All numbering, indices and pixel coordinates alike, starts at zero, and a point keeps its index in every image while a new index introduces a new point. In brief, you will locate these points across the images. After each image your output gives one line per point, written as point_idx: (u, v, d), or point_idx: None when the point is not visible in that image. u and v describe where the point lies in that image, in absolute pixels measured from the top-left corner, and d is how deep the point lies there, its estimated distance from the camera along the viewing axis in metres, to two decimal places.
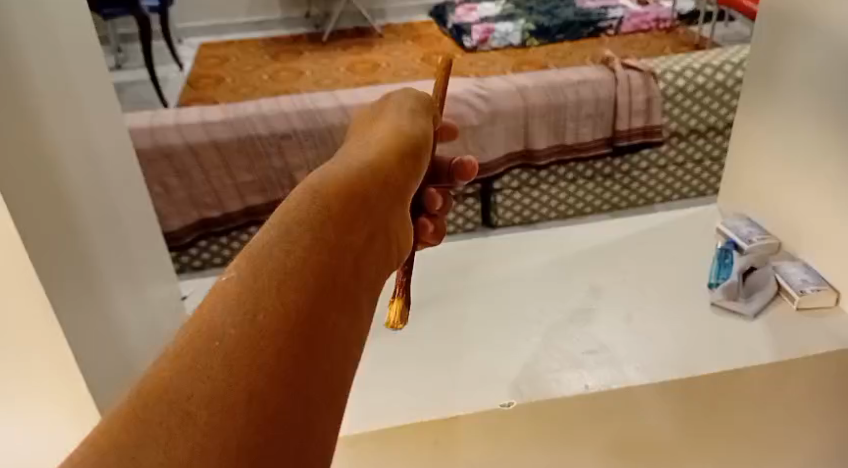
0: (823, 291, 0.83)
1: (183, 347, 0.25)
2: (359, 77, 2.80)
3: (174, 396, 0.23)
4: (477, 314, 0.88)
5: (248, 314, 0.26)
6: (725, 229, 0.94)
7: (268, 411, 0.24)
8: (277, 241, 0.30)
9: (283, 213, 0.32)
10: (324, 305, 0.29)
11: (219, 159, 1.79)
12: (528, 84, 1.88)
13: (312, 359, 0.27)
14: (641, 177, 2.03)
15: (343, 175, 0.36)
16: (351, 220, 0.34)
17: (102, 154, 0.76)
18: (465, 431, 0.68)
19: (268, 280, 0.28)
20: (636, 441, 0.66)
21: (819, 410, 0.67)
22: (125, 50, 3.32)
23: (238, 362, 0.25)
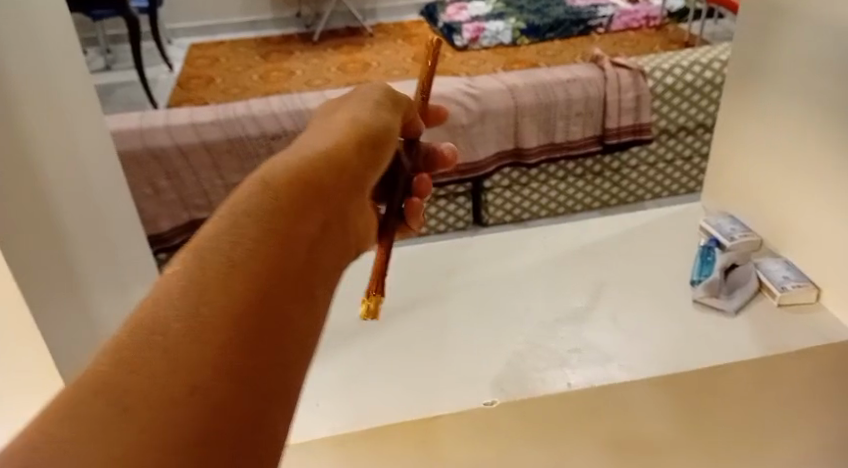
0: (804, 288, 0.77)
1: (123, 339, 0.24)
2: (350, 76, 2.79)
3: (113, 387, 0.23)
4: (458, 313, 0.82)
5: (193, 306, 0.26)
6: (706, 225, 0.86)
7: (213, 406, 0.24)
8: (224, 231, 0.29)
9: (229, 207, 0.30)
10: (274, 298, 0.28)
11: (209, 160, 1.77)
12: (518, 83, 1.88)
13: (259, 350, 0.26)
14: (632, 175, 2.04)
15: (296, 168, 0.35)
16: (302, 213, 0.32)
17: (90, 156, 0.76)
18: (446, 430, 0.65)
19: (215, 274, 0.27)
20: (633, 440, 0.63)
21: (814, 404, 0.65)
22: (113, 51, 3.29)
23: (182, 355, 0.24)
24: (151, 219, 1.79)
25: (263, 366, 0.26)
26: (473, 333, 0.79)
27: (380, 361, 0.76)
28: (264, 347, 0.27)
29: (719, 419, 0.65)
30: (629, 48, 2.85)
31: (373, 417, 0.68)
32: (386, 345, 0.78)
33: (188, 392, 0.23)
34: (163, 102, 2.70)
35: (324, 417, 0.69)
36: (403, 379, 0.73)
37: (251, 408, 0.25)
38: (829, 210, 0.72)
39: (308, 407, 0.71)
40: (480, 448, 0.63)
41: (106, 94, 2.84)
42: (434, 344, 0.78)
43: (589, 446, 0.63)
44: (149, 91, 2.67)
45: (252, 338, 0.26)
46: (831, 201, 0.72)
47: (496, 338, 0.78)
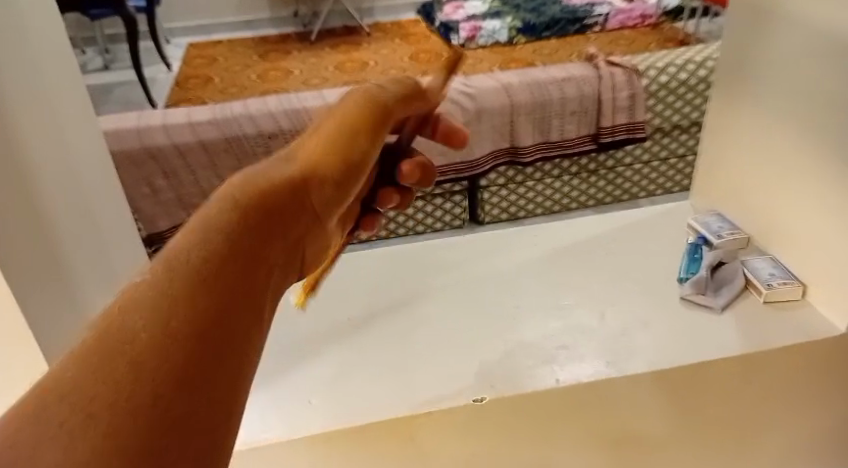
0: (790, 285, 0.78)
1: (94, 347, 0.27)
2: (347, 75, 2.80)
3: (79, 394, 0.25)
4: (449, 312, 0.83)
5: (160, 319, 0.28)
6: (694, 222, 0.88)
7: (162, 409, 0.26)
8: (194, 247, 0.31)
9: (200, 224, 0.33)
10: (235, 312, 0.30)
11: (206, 158, 1.78)
12: (514, 81, 1.88)
13: (217, 361, 0.28)
14: (626, 173, 2.05)
15: (262, 191, 0.37)
16: (264, 235, 0.35)
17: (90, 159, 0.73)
18: (425, 430, 0.66)
19: (182, 288, 0.29)
20: (621, 435, 0.65)
21: (801, 403, 0.65)
22: (112, 51, 3.30)
23: (145, 366, 0.26)
24: (149, 218, 1.81)
25: (217, 372, 0.28)
26: (466, 327, 0.81)
27: (372, 359, 0.77)
28: (219, 354, 0.29)
29: (709, 412, 0.66)
30: (624, 47, 2.86)
31: (356, 415, 0.69)
32: (379, 339, 0.80)
33: (140, 396, 0.26)
34: (162, 101, 2.71)
35: (316, 413, 0.71)
36: (396, 374, 0.75)
37: (200, 411, 0.27)
38: (821, 208, 0.72)
39: (300, 403, 0.73)
40: (478, 447, 0.64)
41: (105, 93, 2.85)
42: (424, 341, 0.79)
43: (585, 447, 0.64)
44: (148, 91, 2.69)
45: (207, 345, 0.28)
46: (825, 199, 0.72)
47: (485, 334, 0.79)
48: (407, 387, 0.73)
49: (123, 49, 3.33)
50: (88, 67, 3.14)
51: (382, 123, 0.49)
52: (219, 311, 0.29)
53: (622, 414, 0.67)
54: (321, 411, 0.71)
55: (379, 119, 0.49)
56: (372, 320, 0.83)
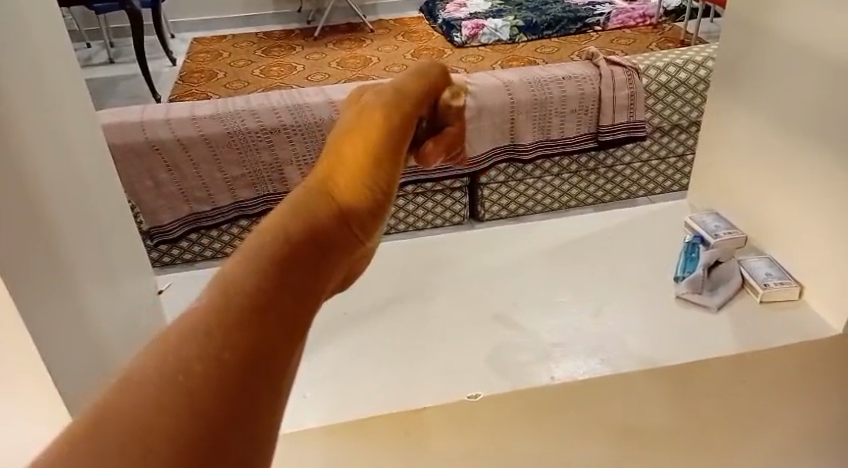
0: (787, 285, 0.79)
1: (149, 368, 0.26)
2: (350, 71, 2.80)
3: (132, 421, 0.24)
4: (447, 306, 0.84)
5: (214, 349, 0.27)
6: (691, 221, 0.88)
7: (205, 441, 0.25)
8: (248, 274, 0.29)
9: (248, 252, 0.29)
10: (282, 347, 0.28)
11: (208, 152, 1.79)
12: (514, 79, 1.89)
13: (262, 395, 0.27)
14: (625, 171, 2.06)
15: (300, 220, 0.31)
16: (307, 265, 0.31)
17: (102, 176, 0.68)
18: (436, 426, 0.69)
19: (236, 318, 0.28)
20: (626, 427, 0.68)
21: (802, 400, 0.69)
22: (116, 44, 3.31)
23: (196, 399, 0.25)
24: (152, 212, 1.82)
25: (256, 399, 0.27)
26: (463, 321, 0.82)
27: (371, 357, 0.78)
28: (260, 376, 0.27)
29: (705, 404, 0.70)
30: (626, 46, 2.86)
31: (351, 408, 0.71)
32: (377, 331, 0.81)
33: (187, 430, 0.25)
34: (165, 95, 2.72)
35: (312, 409, 0.72)
36: (395, 367, 0.76)
37: (238, 446, 0.26)
38: (821, 210, 0.73)
39: (296, 397, 0.73)
40: (477, 440, 0.67)
41: (108, 86, 2.87)
42: (420, 336, 0.80)
43: (590, 442, 0.67)
44: (152, 85, 2.70)
45: (254, 379, 0.27)
46: (825, 200, 0.72)
47: (484, 332, 0.80)
48: (405, 380, 0.74)
49: (127, 43, 3.34)
50: (92, 60, 3.15)
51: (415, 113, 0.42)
52: (264, 333, 0.28)
53: (613, 409, 0.70)
54: (324, 405, 0.72)
55: (415, 111, 0.42)
56: (371, 317, 0.83)
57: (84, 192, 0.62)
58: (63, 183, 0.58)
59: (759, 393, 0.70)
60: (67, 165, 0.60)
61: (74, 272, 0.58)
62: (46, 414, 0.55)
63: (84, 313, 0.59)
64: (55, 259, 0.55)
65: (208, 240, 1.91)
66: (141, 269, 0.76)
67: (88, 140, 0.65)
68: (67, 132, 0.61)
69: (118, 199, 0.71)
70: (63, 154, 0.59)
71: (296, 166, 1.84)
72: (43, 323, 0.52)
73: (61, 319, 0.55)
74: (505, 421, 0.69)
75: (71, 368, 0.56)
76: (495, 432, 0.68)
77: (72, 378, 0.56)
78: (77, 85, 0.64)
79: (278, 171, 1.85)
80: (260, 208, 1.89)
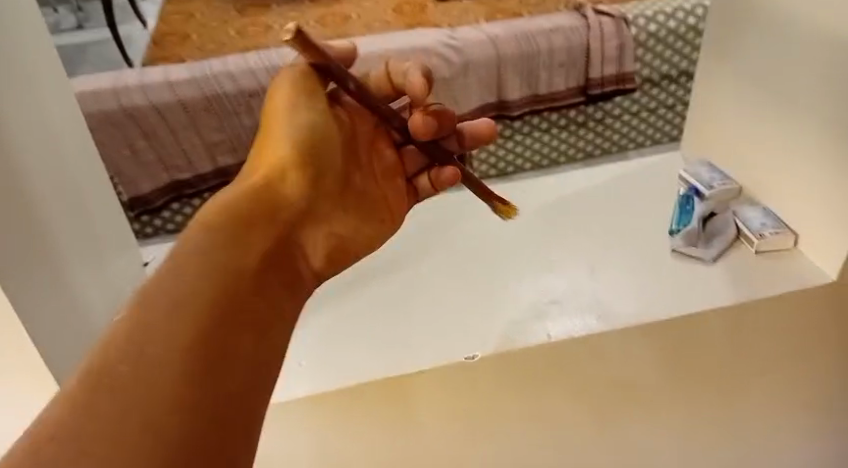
0: (781, 235, 0.78)
1: (89, 378, 0.30)
2: (330, 29, 2.71)
3: (95, 419, 0.28)
4: (437, 268, 0.83)
5: (148, 346, 0.32)
6: (685, 173, 0.84)
7: (182, 418, 0.30)
8: (176, 276, 0.36)
9: (181, 250, 0.38)
10: (225, 332, 0.35)
11: (187, 119, 1.75)
12: (499, 33, 1.86)
13: (219, 378, 0.33)
14: (616, 125, 1.97)
15: (231, 211, 0.42)
16: (237, 250, 0.40)
17: (86, 153, 0.65)
18: (419, 389, 0.70)
19: (175, 320, 0.34)
20: (615, 386, 0.72)
21: (818, 347, 0.72)
22: (85, 8, 3.19)
23: (157, 391, 0.30)
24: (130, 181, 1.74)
25: (218, 380, 0.33)
26: (455, 286, 0.80)
27: (345, 346, 0.74)
28: (221, 367, 0.34)
29: (694, 362, 0.73)
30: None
31: (347, 374, 0.71)
32: (367, 300, 0.79)
33: (161, 418, 0.30)
34: (139, 61, 2.64)
35: (309, 374, 0.72)
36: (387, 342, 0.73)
37: (206, 420, 0.31)
38: (821, 164, 0.70)
39: (290, 367, 0.73)
40: (466, 408, 0.70)
41: (80, 53, 2.77)
42: (413, 303, 0.78)
43: (568, 400, 0.71)
44: (125, 50, 2.61)
45: (207, 365, 0.33)
46: (824, 152, 0.70)
47: (477, 295, 0.78)
48: (402, 342, 0.73)
49: (96, 7, 3.22)
50: (61, 27, 3.04)
51: (326, 96, 0.51)
52: (214, 328, 0.35)
53: (605, 368, 0.73)
54: (315, 374, 0.72)
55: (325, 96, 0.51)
56: (364, 277, 0.82)
57: (71, 174, 0.60)
58: (49, 169, 0.56)
59: (750, 339, 0.73)
60: (49, 148, 0.56)
61: (62, 255, 0.56)
62: (36, 393, 0.54)
63: (77, 306, 0.58)
64: (44, 245, 0.53)
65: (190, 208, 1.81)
66: (127, 246, 0.73)
67: (69, 117, 0.62)
68: (46, 110, 0.57)
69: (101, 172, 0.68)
70: (45, 133, 0.56)
71: None
72: (31, 306, 0.51)
73: (47, 296, 0.53)
74: (496, 396, 0.71)
75: (62, 352, 0.55)
76: (491, 406, 0.70)
77: (61, 350, 0.55)
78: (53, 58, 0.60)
79: None
80: None
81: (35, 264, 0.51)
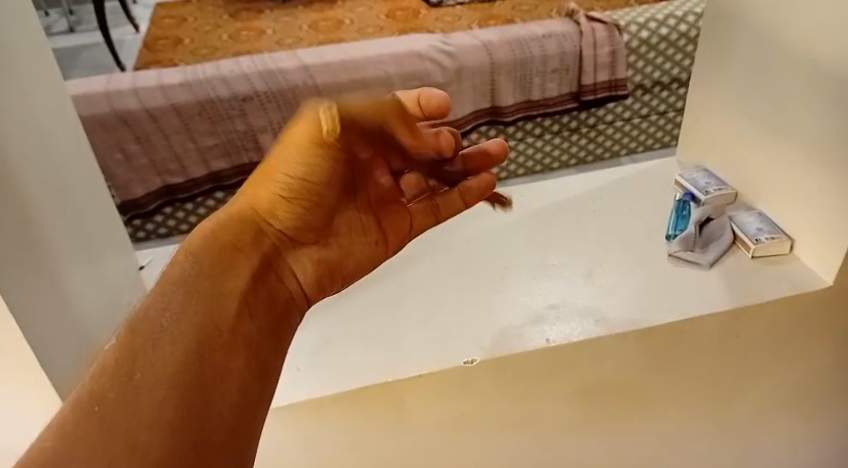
0: (777, 240, 0.77)
1: (83, 404, 0.37)
2: (323, 34, 2.70)
3: (86, 441, 0.35)
4: (435, 274, 0.82)
5: (127, 375, 0.38)
6: (681, 179, 0.87)
7: (161, 436, 0.36)
8: (158, 301, 0.40)
9: (167, 274, 0.42)
10: (206, 351, 0.40)
11: (179, 122, 1.74)
12: (493, 38, 1.86)
13: (199, 393, 0.38)
14: (607, 131, 2.04)
15: (213, 238, 0.44)
16: (222, 274, 0.43)
17: (80, 154, 0.64)
18: (414, 395, 0.71)
19: (155, 346, 0.39)
20: (597, 386, 0.78)
21: (805, 338, 0.78)
22: (76, 13, 3.17)
23: (138, 413, 0.37)
24: (122, 185, 1.77)
25: (199, 397, 0.38)
26: (457, 288, 0.80)
27: (343, 348, 0.73)
28: (207, 383, 0.39)
29: (675, 365, 0.77)
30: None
31: (344, 375, 0.70)
32: (361, 305, 0.78)
33: (139, 440, 0.36)
34: (130, 65, 2.62)
35: (303, 380, 0.70)
36: (382, 344, 0.72)
37: (186, 434, 0.37)
38: (815, 169, 0.71)
39: (288, 369, 0.71)
40: (449, 409, 0.75)
41: (71, 57, 2.76)
42: (414, 308, 0.77)
43: (558, 403, 0.78)
44: (116, 54, 2.59)
45: (187, 383, 0.38)
46: (820, 157, 0.70)
47: (474, 300, 0.77)
48: (392, 349, 0.72)
49: (87, 11, 3.20)
50: (52, 30, 3.02)
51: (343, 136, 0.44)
52: (199, 348, 0.39)
53: (591, 368, 0.76)
54: (307, 374, 0.70)
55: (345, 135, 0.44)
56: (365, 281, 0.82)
57: (64, 174, 0.59)
58: (42, 169, 0.55)
59: (736, 344, 0.77)
60: (44, 149, 0.55)
61: (57, 259, 0.54)
62: (38, 401, 0.53)
63: (76, 313, 0.56)
64: (41, 248, 0.52)
65: (184, 213, 1.86)
66: (123, 248, 0.72)
67: (62, 117, 0.61)
68: (40, 109, 0.56)
69: (95, 174, 0.67)
70: (40, 133, 0.55)
71: (271, 133, 1.79)
72: (31, 317, 0.49)
73: (45, 302, 0.52)
74: (491, 399, 0.75)
75: (64, 363, 0.54)
76: (478, 405, 0.75)
77: (62, 364, 0.54)
78: (48, 62, 0.59)
79: (253, 140, 1.79)
80: (237, 179, 1.84)
81: (33, 269, 0.50)
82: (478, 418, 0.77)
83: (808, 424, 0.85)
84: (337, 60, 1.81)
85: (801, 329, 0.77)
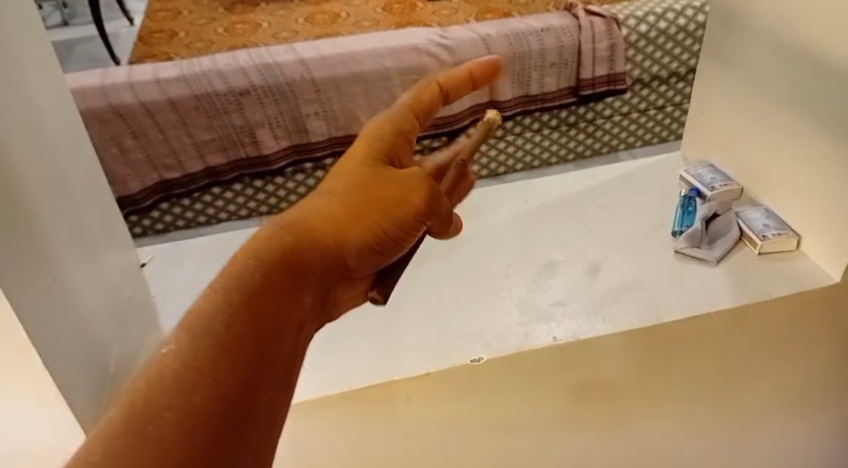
0: (784, 236, 0.77)
1: (125, 418, 0.31)
2: (320, 28, 2.67)
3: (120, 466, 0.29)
4: (443, 272, 0.81)
5: (184, 395, 0.32)
6: (686, 176, 0.87)
7: None
8: (220, 309, 0.34)
9: (229, 275, 0.36)
10: (260, 378, 0.34)
11: (175, 116, 1.72)
12: (491, 32, 1.85)
13: (245, 426, 0.33)
14: (605, 125, 2.04)
15: (286, 253, 0.37)
16: (288, 295, 0.37)
17: (80, 153, 0.62)
18: (402, 393, 0.69)
19: (209, 365, 0.33)
20: (595, 385, 0.78)
21: (804, 338, 0.78)
22: (70, 5, 3.13)
23: (181, 440, 0.31)
24: (119, 180, 1.76)
25: (244, 432, 0.33)
26: (466, 285, 0.79)
27: (350, 348, 0.72)
28: (259, 413, 0.34)
29: (676, 363, 0.77)
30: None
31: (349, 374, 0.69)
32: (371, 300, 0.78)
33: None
34: (125, 59, 2.60)
35: (309, 379, 0.69)
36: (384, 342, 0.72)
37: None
38: (821, 167, 0.71)
39: None
40: (455, 409, 0.75)
41: (64, 50, 2.73)
42: (426, 306, 0.76)
43: (555, 403, 0.77)
44: (111, 48, 2.56)
45: (233, 413, 0.33)
46: (826, 154, 0.70)
47: (479, 296, 0.77)
48: (401, 346, 0.72)
49: (82, 3, 3.16)
50: (45, 23, 2.99)
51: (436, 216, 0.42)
52: (259, 375, 0.34)
53: (594, 368, 0.76)
54: (310, 374, 0.70)
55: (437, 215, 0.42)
56: None
57: (64, 173, 0.58)
58: (42, 168, 0.53)
59: (740, 344, 0.77)
60: (43, 147, 0.54)
61: (58, 258, 0.53)
62: (44, 407, 0.52)
63: (82, 321, 0.55)
64: (44, 252, 0.51)
65: (180, 209, 1.87)
66: (124, 246, 0.71)
67: (63, 116, 0.60)
68: (39, 109, 0.55)
69: (96, 172, 0.66)
70: (40, 135, 0.54)
71: (269, 127, 1.78)
72: (40, 323, 0.48)
73: (51, 308, 0.50)
74: (493, 396, 0.74)
75: (72, 370, 0.53)
76: (478, 403, 0.75)
77: (71, 371, 0.52)
78: (49, 60, 0.58)
79: (250, 134, 1.78)
80: (233, 174, 1.83)
81: (38, 273, 0.49)
82: (473, 418, 0.76)
83: (805, 422, 0.84)
84: (334, 54, 1.79)
85: (801, 326, 0.77)
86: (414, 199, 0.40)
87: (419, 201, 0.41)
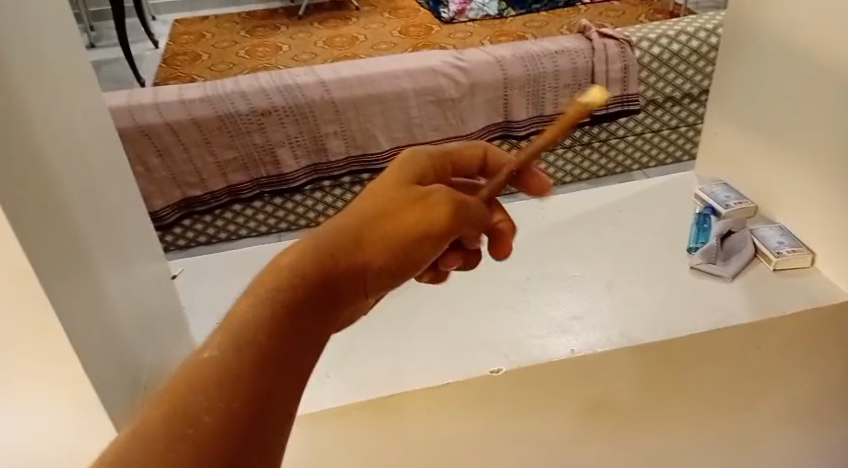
0: (799, 253, 0.78)
1: (160, 419, 0.31)
2: (337, 51, 2.72)
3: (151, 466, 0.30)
4: (463, 286, 0.83)
5: (223, 402, 0.32)
6: (701, 193, 0.88)
7: None
8: (260, 318, 0.35)
9: (271, 284, 0.36)
10: (285, 387, 0.34)
11: (199, 136, 1.76)
12: (506, 55, 1.89)
13: (266, 433, 0.33)
14: (619, 145, 2.06)
15: (314, 262, 0.38)
16: (315, 306, 0.37)
17: (115, 168, 0.65)
18: (412, 405, 0.69)
19: (243, 372, 0.33)
20: (599, 400, 0.75)
21: (819, 346, 0.74)
22: (96, 28, 3.21)
23: (209, 444, 0.31)
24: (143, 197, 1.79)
25: (267, 438, 0.33)
26: (487, 296, 0.81)
27: (369, 360, 0.74)
28: (280, 419, 0.34)
29: (682, 377, 0.75)
30: (618, 12, 2.76)
31: (372, 383, 0.71)
32: (393, 313, 0.79)
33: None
34: (149, 80, 2.66)
35: (334, 387, 0.71)
36: (402, 353, 0.74)
37: None
38: (833, 185, 0.72)
39: (318, 378, 0.72)
40: (464, 420, 0.73)
41: None
42: (447, 317, 0.78)
43: (556, 415, 0.75)
44: (135, 70, 2.62)
45: (259, 420, 0.33)
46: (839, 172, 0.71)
47: (496, 310, 0.79)
48: (420, 355, 0.73)
49: (108, 27, 3.24)
50: None
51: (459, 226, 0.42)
52: (286, 382, 0.34)
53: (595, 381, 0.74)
54: (332, 385, 0.71)
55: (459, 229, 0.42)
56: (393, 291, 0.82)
57: (101, 186, 0.60)
58: (79, 179, 0.55)
59: (751, 357, 0.74)
60: (81, 160, 0.56)
61: (94, 260, 0.55)
62: (79, 414, 0.53)
63: (114, 329, 0.57)
64: (82, 260, 0.53)
65: (201, 225, 1.89)
66: (156, 258, 0.73)
67: (101, 132, 0.62)
68: (79, 125, 0.57)
69: (131, 188, 0.68)
70: (80, 148, 0.56)
71: (288, 146, 1.82)
72: (78, 329, 0.50)
73: (88, 316, 0.52)
74: (499, 410, 0.73)
75: (107, 377, 0.54)
76: (485, 415, 0.73)
77: (106, 377, 0.54)
78: (90, 81, 0.61)
79: (271, 153, 1.81)
80: (253, 192, 1.86)
81: (75, 280, 0.51)
82: (485, 430, 0.74)
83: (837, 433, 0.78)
84: (352, 74, 1.84)
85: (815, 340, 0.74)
86: (438, 210, 0.41)
87: (443, 211, 0.41)
